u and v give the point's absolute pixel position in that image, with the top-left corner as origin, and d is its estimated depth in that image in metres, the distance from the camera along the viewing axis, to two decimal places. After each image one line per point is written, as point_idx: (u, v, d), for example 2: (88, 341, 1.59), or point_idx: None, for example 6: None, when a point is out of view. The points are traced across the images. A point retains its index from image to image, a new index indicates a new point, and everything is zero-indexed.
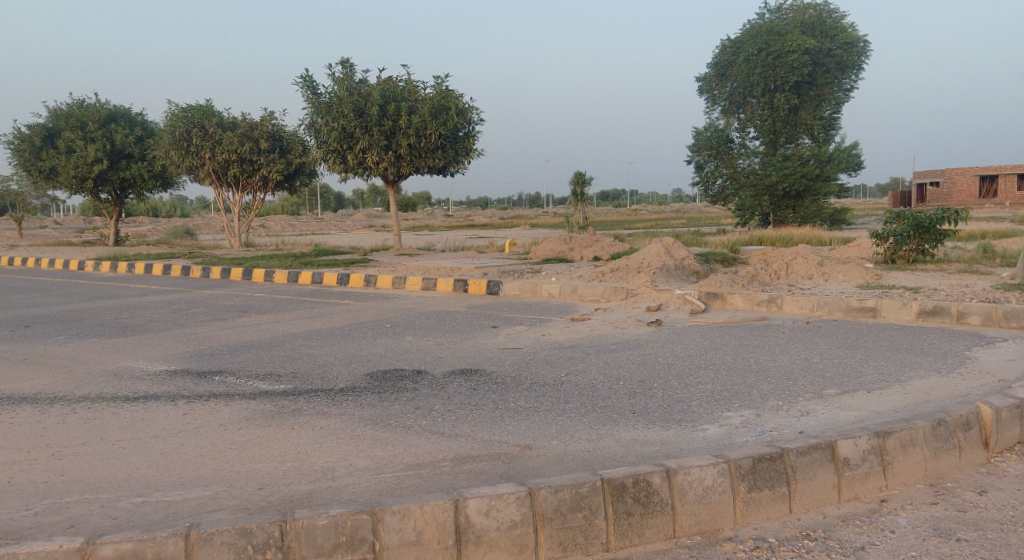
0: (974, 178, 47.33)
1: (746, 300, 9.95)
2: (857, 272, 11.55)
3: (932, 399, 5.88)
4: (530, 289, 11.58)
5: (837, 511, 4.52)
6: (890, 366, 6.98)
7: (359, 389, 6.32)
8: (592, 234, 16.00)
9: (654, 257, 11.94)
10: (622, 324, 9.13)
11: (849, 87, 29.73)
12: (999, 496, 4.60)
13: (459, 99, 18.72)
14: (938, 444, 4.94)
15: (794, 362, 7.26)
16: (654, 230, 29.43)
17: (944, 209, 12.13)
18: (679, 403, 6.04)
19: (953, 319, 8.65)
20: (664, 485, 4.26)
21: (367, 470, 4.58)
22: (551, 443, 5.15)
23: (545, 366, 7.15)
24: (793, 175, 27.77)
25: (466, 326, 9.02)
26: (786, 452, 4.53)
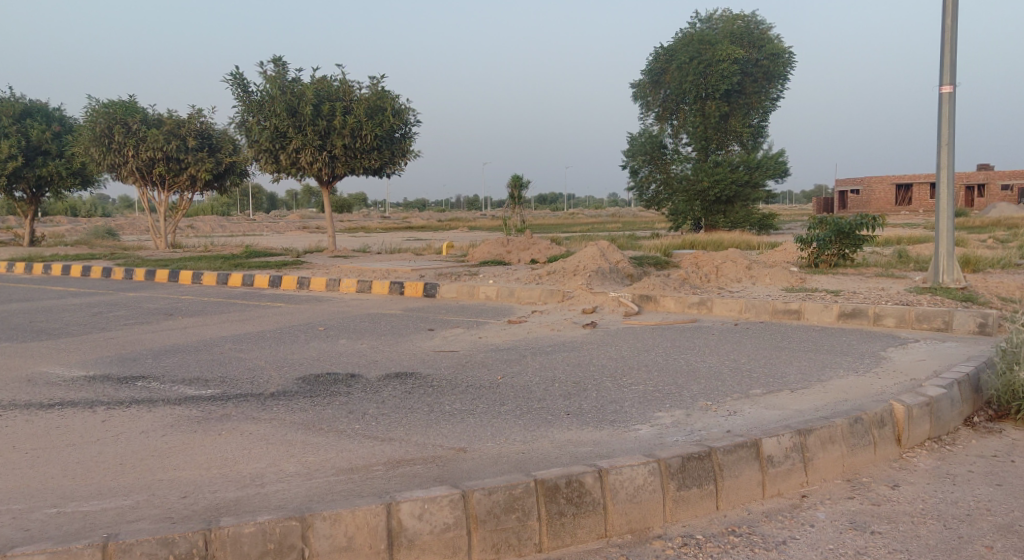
0: (891, 187, 49.28)
1: (678, 302, 10.18)
2: (782, 276, 11.93)
3: (850, 397, 6.14)
4: (467, 292, 11.62)
5: (761, 507, 4.70)
6: (813, 366, 7.23)
7: (291, 393, 6.30)
8: (530, 237, 16.13)
9: (590, 261, 12.13)
10: (556, 326, 9.26)
11: (776, 97, 30.64)
12: (910, 490, 4.84)
13: (396, 100, 18.68)
14: (854, 441, 5.17)
15: (722, 363, 7.48)
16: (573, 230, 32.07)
17: (863, 215, 12.60)
18: (612, 404, 6.18)
19: (869, 321, 9.01)
20: (596, 485, 4.37)
21: (297, 475, 4.59)
22: (485, 445, 5.23)
23: (482, 369, 7.22)
24: (724, 181, 28.48)
25: (402, 329, 9.03)
26: (713, 451, 4.68)
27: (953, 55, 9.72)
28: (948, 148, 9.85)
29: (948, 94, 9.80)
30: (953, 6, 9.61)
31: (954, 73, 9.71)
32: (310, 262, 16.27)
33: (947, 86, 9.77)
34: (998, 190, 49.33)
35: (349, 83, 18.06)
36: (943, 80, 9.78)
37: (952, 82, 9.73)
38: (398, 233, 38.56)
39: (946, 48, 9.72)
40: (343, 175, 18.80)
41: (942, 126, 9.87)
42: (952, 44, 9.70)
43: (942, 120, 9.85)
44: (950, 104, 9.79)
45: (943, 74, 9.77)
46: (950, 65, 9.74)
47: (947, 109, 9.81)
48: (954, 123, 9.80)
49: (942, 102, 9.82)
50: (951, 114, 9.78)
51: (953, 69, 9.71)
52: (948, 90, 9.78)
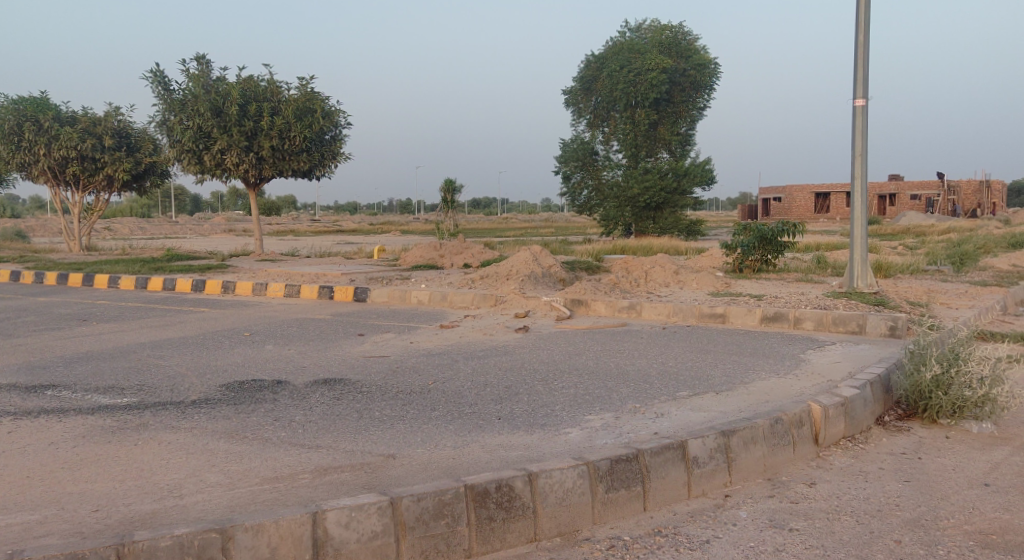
0: (810, 196, 50.81)
1: (609, 306, 10.33)
2: (709, 281, 12.22)
3: (772, 399, 6.33)
4: (398, 296, 11.54)
5: (686, 507, 4.81)
6: (737, 369, 7.43)
7: (213, 401, 6.19)
8: (462, 241, 16.14)
9: (523, 265, 12.20)
10: (489, 331, 9.30)
11: (704, 106, 31.17)
12: (826, 488, 5.01)
13: (326, 102, 18.51)
14: (775, 441, 5.33)
15: (650, 366, 7.62)
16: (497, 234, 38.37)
17: (784, 222, 12.99)
18: (543, 408, 6.24)
19: (790, 324, 9.29)
20: (526, 489, 4.42)
21: (218, 486, 4.52)
22: (415, 451, 5.23)
23: (413, 374, 7.20)
24: (653, 188, 29.03)
25: (331, 334, 8.95)
26: (641, 452, 4.78)
27: (866, 69, 10.10)
28: (861, 159, 10.24)
29: (861, 107, 10.18)
30: (865, 23, 10.00)
31: (867, 87, 10.09)
32: (236, 266, 15.97)
33: (860, 100, 10.15)
34: (908, 200, 51.42)
35: (276, 83, 17.82)
36: (856, 94, 10.15)
37: (865, 95, 10.12)
38: (326, 236, 38.08)
39: (859, 62, 10.10)
40: (270, 177, 18.51)
41: (856, 137, 10.25)
42: (865, 59, 10.08)
43: (855, 132, 10.23)
44: (863, 117, 10.17)
45: (856, 88, 10.14)
46: (863, 79, 10.12)
47: (859, 121, 10.19)
48: (866, 135, 10.18)
49: (855, 115, 10.20)
50: (864, 126, 10.16)
51: (866, 83, 10.10)
52: (861, 103, 10.16)
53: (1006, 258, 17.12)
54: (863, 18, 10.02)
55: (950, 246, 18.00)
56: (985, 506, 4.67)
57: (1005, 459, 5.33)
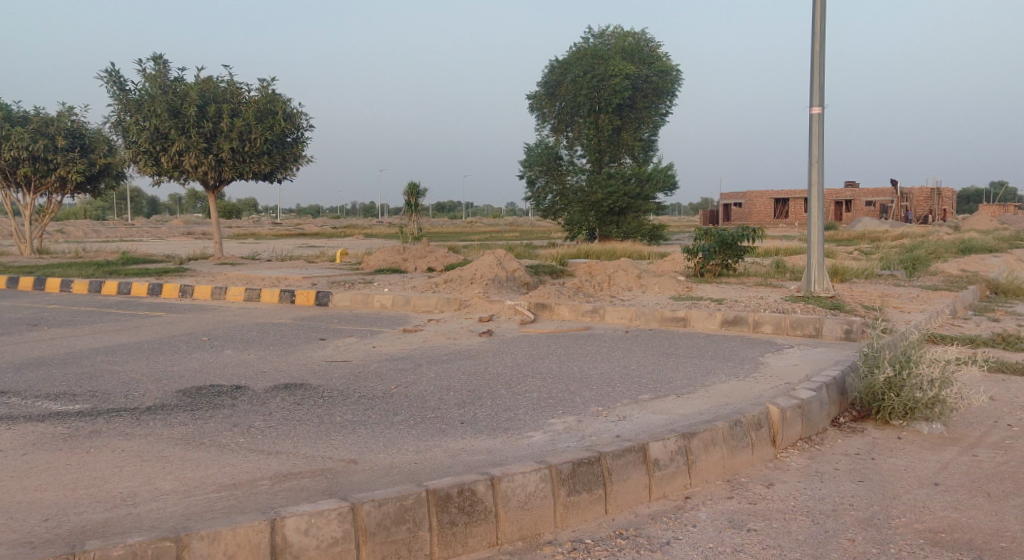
0: (770, 202, 51.44)
1: (573, 311, 10.37)
2: (671, 285, 12.33)
3: (732, 401, 6.40)
4: (361, 300, 11.47)
5: (647, 510, 4.85)
6: (698, 371, 7.50)
7: (169, 407, 6.11)
8: (426, 245, 16.09)
9: (487, 269, 12.20)
10: (453, 335, 9.29)
11: (665, 112, 31.68)
12: (783, 488, 5.09)
13: (287, 104, 18.38)
14: (734, 443, 5.39)
15: (613, 370, 7.67)
16: (461, 234, 45.99)
17: (744, 227, 13.15)
18: (506, 412, 6.25)
19: (749, 328, 9.40)
20: (488, 493, 4.43)
21: (174, 493, 4.46)
22: (377, 456, 5.21)
23: (375, 379, 7.16)
24: (617, 193, 29.24)
25: (292, 339, 8.87)
26: (603, 455, 4.81)
27: (822, 78, 10.28)
28: (818, 166, 10.41)
29: (817, 115, 10.35)
30: (821, 32, 10.17)
31: (823, 95, 10.26)
32: (194, 269, 15.75)
33: (817, 107, 10.33)
34: (863, 206, 52.34)
35: (236, 84, 17.68)
36: (813, 102, 10.32)
37: (821, 103, 10.29)
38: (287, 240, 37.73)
39: (815, 71, 10.28)
40: (230, 179, 18.30)
41: (813, 144, 10.41)
42: (821, 68, 10.26)
43: (812, 139, 10.39)
44: (820, 125, 10.34)
45: (813, 96, 10.31)
46: (819, 87, 10.30)
47: (816, 128, 10.36)
48: (823, 143, 10.35)
49: (812, 123, 10.37)
50: (820, 134, 10.33)
51: (822, 91, 10.27)
52: (817, 111, 10.33)
53: (956, 263, 17.53)
54: (819, 27, 10.20)
55: (903, 252, 18.36)
56: (935, 505, 4.77)
57: (954, 459, 5.45)
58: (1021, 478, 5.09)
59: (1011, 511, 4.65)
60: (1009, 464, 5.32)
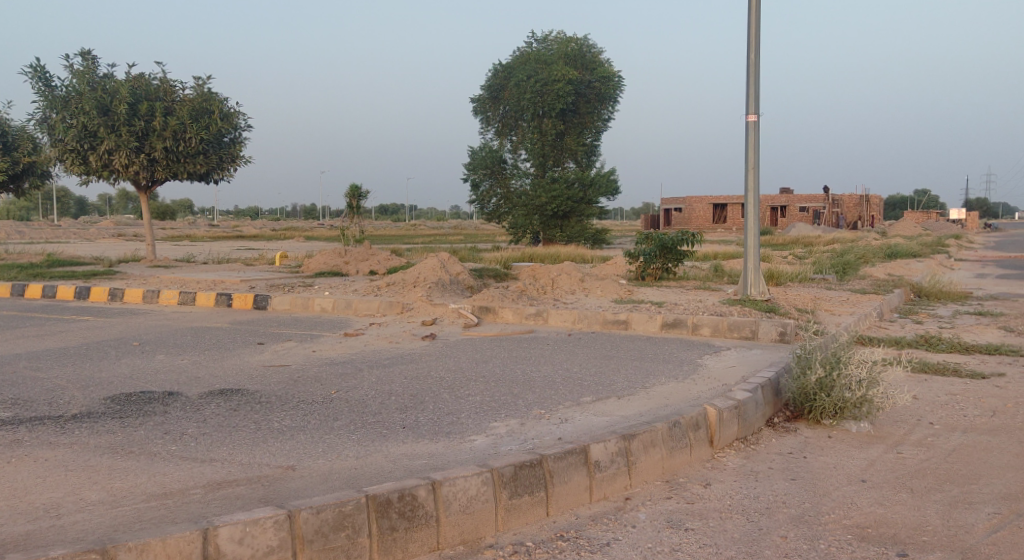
0: (709, 207, 52.38)
1: (516, 314, 10.39)
2: (613, 288, 12.45)
3: (671, 403, 6.48)
4: (301, 304, 11.32)
5: (588, 511, 4.87)
6: (638, 373, 7.58)
7: (97, 415, 5.94)
8: (368, 248, 15.96)
9: (430, 272, 12.15)
10: (395, 339, 9.21)
11: (607, 118, 32.04)
12: (719, 488, 5.17)
13: (224, 103, 18.09)
14: (673, 444, 5.45)
15: (555, 373, 7.69)
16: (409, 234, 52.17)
17: (683, 232, 13.36)
18: (448, 416, 6.22)
19: (688, 330, 9.55)
20: (429, 497, 4.40)
21: (101, 504, 4.34)
22: (315, 462, 5.14)
23: (314, 384, 7.06)
24: (561, 198, 29.43)
25: (228, 343, 8.71)
26: (544, 458, 4.82)
27: (757, 86, 10.49)
28: (753, 173, 10.62)
29: (753, 123, 10.56)
30: (756, 42, 10.39)
31: (758, 103, 10.48)
32: (125, 272, 15.33)
33: (752, 115, 10.54)
34: (797, 212, 53.54)
35: (169, 82, 17.35)
36: (748, 109, 10.53)
37: (756, 111, 10.50)
38: (224, 242, 37.01)
39: (751, 80, 10.49)
40: (163, 179, 17.89)
41: (749, 151, 10.62)
42: (756, 77, 10.48)
43: (748, 146, 10.60)
44: (755, 132, 10.55)
45: (749, 103, 10.52)
46: (754, 96, 10.51)
47: (752, 136, 10.57)
48: (758, 149, 10.56)
49: (748, 130, 10.58)
50: (756, 141, 10.55)
51: (757, 99, 10.48)
52: (753, 119, 10.54)
53: (884, 267, 18.07)
54: (754, 37, 10.41)
55: (834, 256, 18.84)
56: (863, 501, 4.89)
57: (880, 456, 5.60)
58: (942, 474, 5.26)
59: (934, 506, 4.80)
60: (933, 460, 5.50)
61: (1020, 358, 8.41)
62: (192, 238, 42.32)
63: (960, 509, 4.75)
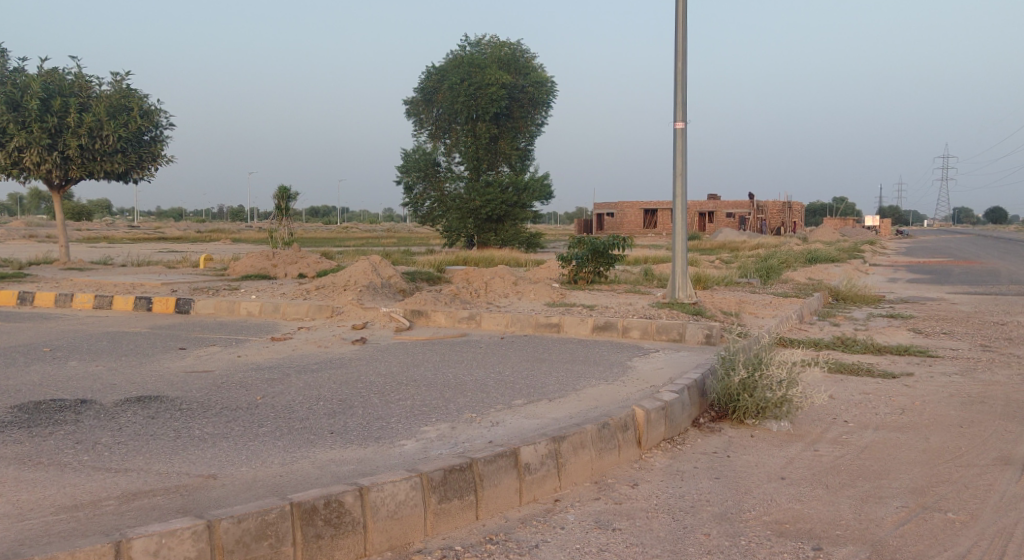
0: (639, 212, 53.18)
1: (448, 317, 10.33)
2: (545, 292, 12.49)
3: (600, 405, 6.52)
4: (225, 308, 11.05)
5: (518, 514, 4.87)
6: (569, 376, 7.61)
7: (4, 425, 5.69)
8: (297, 250, 15.67)
9: (361, 275, 12.00)
10: (324, 343, 9.07)
11: (541, 122, 32.24)
12: (647, 488, 5.22)
13: (144, 100, 17.61)
14: (602, 445, 5.48)
15: (488, 376, 7.67)
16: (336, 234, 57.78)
17: (615, 237, 13.49)
18: (378, 420, 6.15)
19: (618, 333, 9.64)
20: (356, 503, 4.33)
21: (6, 518, 4.15)
22: (238, 470, 5.01)
23: (238, 389, 6.90)
24: (495, 201, 29.50)
25: (147, 349, 8.45)
26: (474, 461, 4.79)
27: (684, 94, 10.67)
28: (681, 179, 10.79)
29: (681, 130, 10.74)
30: (683, 51, 10.57)
31: (685, 111, 10.66)
32: (37, 275, 14.76)
33: (680, 122, 10.71)
34: (724, 218, 54.59)
35: (84, 78, 16.83)
36: (677, 117, 10.70)
37: (684, 118, 10.68)
38: (145, 245, 35.95)
39: (679, 87, 10.66)
40: (78, 179, 17.30)
41: (677, 157, 10.79)
42: (684, 85, 10.66)
43: (677, 152, 10.77)
44: (683, 139, 10.73)
45: (676, 111, 10.69)
46: (682, 104, 10.69)
47: (679, 143, 10.74)
48: (686, 156, 10.74)
49: (675, 137, 10.75)
50: (684, 148, 10.72)
51: (685, 107, 10.67)
52: (681, 126, 10.72)
53: (804, 272, 18.59)
54: (682, 46, 10.59)
55: (757, 261, 19.28)
56: (781, 498, 5.00)
57: (799, 454, 5.74)
58: (856, 469, 5.42)
59: (849, 501, 4.93)
60: (847, 457, 5.66)
61: (929, 358, 8.73)
62: (109, 238, 42.78)
63: (872, 503, 4.90)
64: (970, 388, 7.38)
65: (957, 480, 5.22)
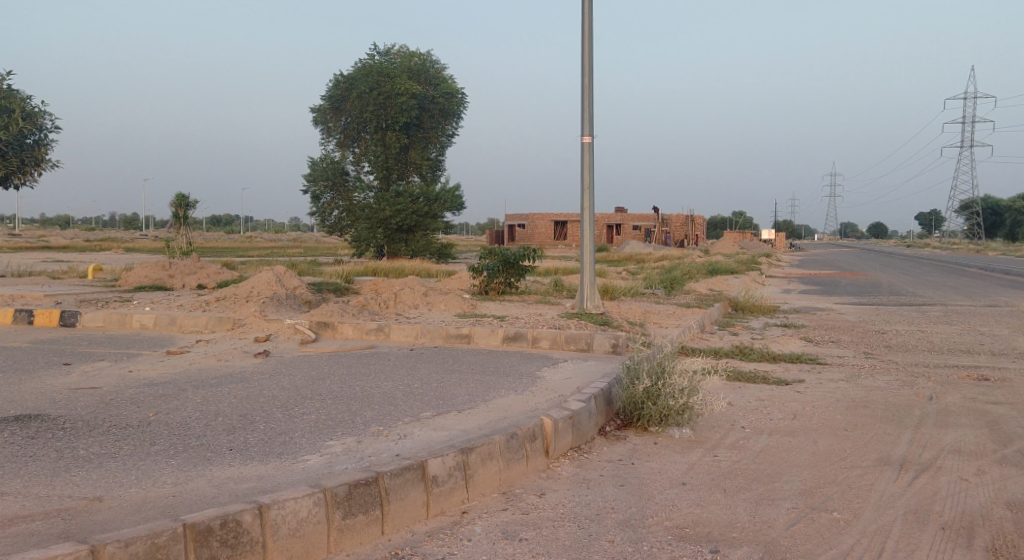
0: (550, 224, 53.66)
1: (356, 329, 10.11)
2: (456, 303, 12.41)
3: (509, 415, 6.47)
4: (116, 320, 10.56)
5: (424, 527, 4.75)
6: (478, 387, 7.54)
7: None
8: (195, 260, 15.07)
9: (264, 287, 11.66)
10: (224, 356, 8.75)
11: (450, 133, 32.26)
12: (553, 497, 5.19)
13: (26, 102, 16.75)
14: (510, 455, 5.42)
15: (396, 388, 7.53)
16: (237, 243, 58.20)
17: (526, 248, 13.52)
18: (280, 436, 5.95)
19: (528, 343, 9.64)
20: (255, 522, 4.16)
21: None
22: (126, 491, 4.75)
23: (129, 407, 6.55)
24: (405, 211, 29.33)
25: (29, 365, 7.96)
26: (380, 475, 4.66)
27: (591, 109, 10.80)
28: (589, 192, 10.89)
29: (588, 144, 10.85)
30: (589, 66, 10.69)
31: (593, 125, 10.78)
32: None
33: (587, 136, 10.83)
34: (630, 230, 55.49)
35: None
36: (584, 131, 10.81)
37: (591, 133, 10.80)
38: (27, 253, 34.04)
39: (586, 103, 10.78)
40: None
41: (584, 171, 10.89)
42: (591, 99, 10.78)
43: (584, 166, 10.87)
44: (590, 153, 10.85)
45: (584, 125, 10.80)
46: (589, 118, 10.81)
47: (587, 156, 10.85)
48: (593, 169, 10.85)
49: (583, 151, 10.86)
50: (591, 162, 10.84)
51: (592, 122, 10.79)
52: (588, 140, 10.83)
53: (706, 283, 19.09)
54: (588, 61, 10.71)
55: (660, 272, 19.68)
56: (682, 503, 5.05)
57: (699, 459, 5.82)
58: (753, 473, 5.53)
59: (745, 504, 5.02)
60: (744, 461, 5.77)
61: (818, 365, 9.03)
62: None
63: (766, 505, 5.00)
64: (855, 393, 7.67)
65: (845, 481, 5.39)
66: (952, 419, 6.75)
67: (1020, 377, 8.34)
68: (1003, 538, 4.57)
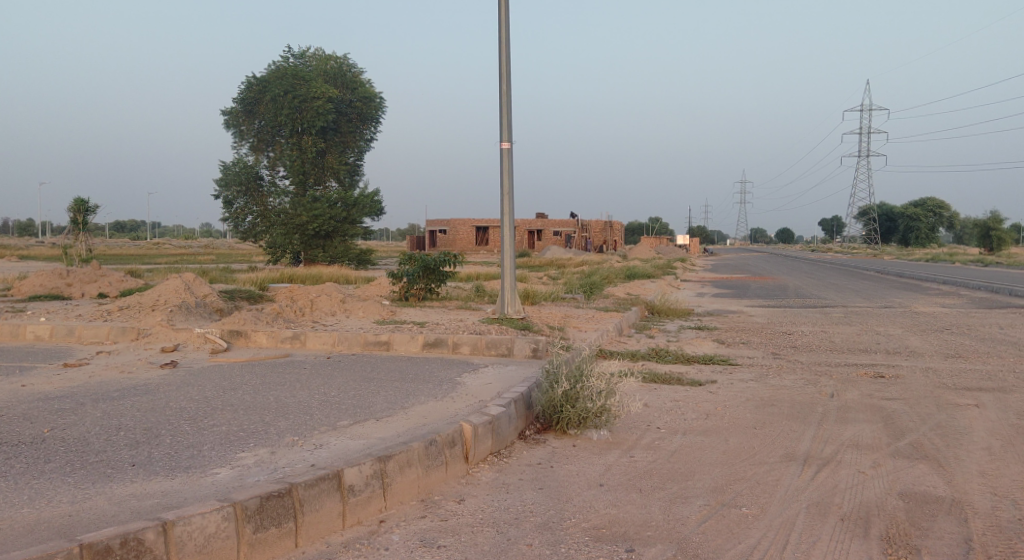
0: (471, 230, 53.62)
1: (271, 338, 9.84)
2: (374, 309, 12.23)
3: (428, 422, 6.37)
4: (9, 332, 10.03)
5: (340, 538, 4.61)
6: (396, 395, 7.41)
7: None
8: (95, 268, 14.44)
9: (172, 294, 11.25)
10: (128, 368, 8.40)
11: (369, 138, 31.84)
12: (472, 503, 5.12)
13: None
14: (428, 462, 5.33)
15: (312, 397, 7.35)
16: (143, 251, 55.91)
17: (445, 254, 13.43)
18: (188, 449, 5.71)
19: (448, 349, 9.56)
20: (158, 540, 3.97)
21: None
22: (19, 512, 4.48)
23: (23, 423, 6.20)
24: (323, 217, 28.90)
25: None
26: (293, 487, 4.51)
27: (509, 114, 10.79)
28: (508, 198, 10.88)
29: (506, 150, 10.84)
30: (507, 72, 10.69)
31: (511, 132, 10.78)
32: None
33: (505, 142, 10.82)
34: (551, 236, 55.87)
35: None
36: (502, 137, 10.80)
37: (509, 138, 10.80)
38: None
39: (504, 108, 10.77)
40: None
41: (503, 177, 10.88)
42: (509, 105, 10.77)
43: (502, 171, 10.86)
44: (509, 158, 10.84)
45: (502, 131, 10.79)
46: (508, 124, 10.80)
47: (505, 162, 10.84)
48: (512, 175, 10.85)
49: (501, 157, 10.84)
50: (509, 167, 10.83)
51: (511, 127, 10.78)
52: (506, 146, 10.82)
53: (624, 287, 19.34)
54: (505, 67, 10.70)
55: (580, 277, 19.87)
56: (598, 504, 5.04)
57: (616, 461, 5.83)
58: (669, 473, 5.57)
59: (658, 503, 5.05)
60: (660, 461, 5.81)
61: (729, 366, 9.22)
62: None
63: (679, 504, 5.04)
64: (764, 392, 7.85)
65: (755, 477, 5.49)
66: (850, 415, 6.96)
67: (914, 374, 8.67)
68: (897, 526, 4.71)
